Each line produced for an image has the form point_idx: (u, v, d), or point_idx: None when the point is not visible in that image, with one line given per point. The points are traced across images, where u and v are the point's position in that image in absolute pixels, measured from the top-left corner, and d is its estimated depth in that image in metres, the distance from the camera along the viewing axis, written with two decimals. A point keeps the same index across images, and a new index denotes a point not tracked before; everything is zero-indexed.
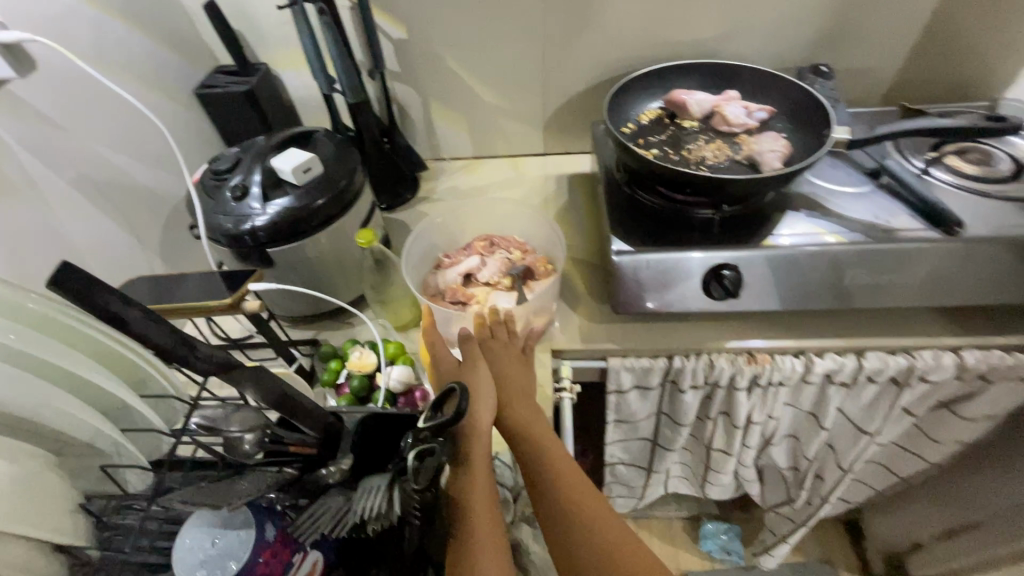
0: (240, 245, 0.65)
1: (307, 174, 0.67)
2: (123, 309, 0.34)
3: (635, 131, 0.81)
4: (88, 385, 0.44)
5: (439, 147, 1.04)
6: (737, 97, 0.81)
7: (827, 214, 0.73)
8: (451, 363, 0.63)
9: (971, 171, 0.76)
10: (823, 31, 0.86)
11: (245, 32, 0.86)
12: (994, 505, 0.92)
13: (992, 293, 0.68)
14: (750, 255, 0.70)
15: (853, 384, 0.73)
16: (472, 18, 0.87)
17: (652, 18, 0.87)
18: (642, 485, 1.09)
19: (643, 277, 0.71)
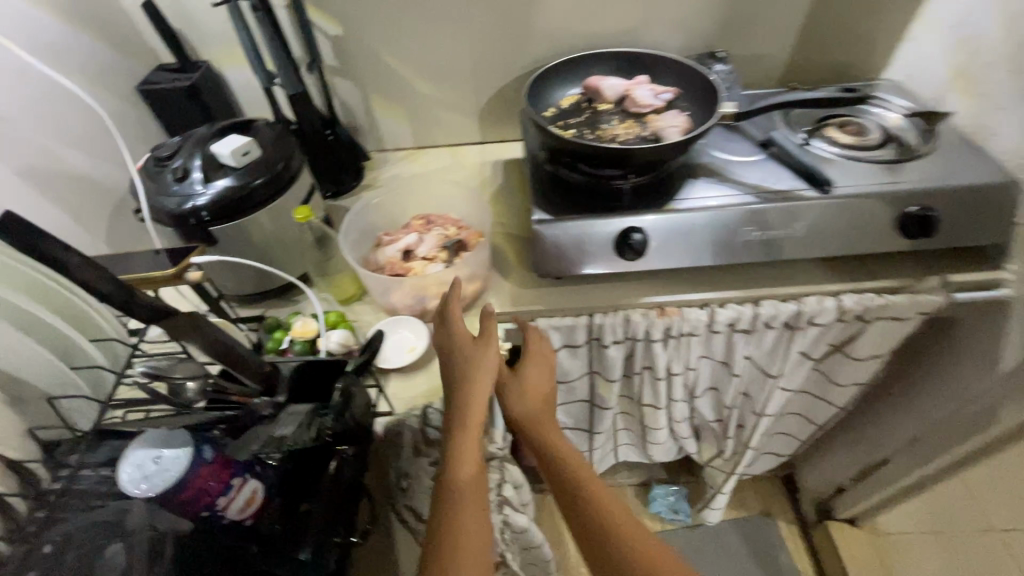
0: (184, 224, 0.69)
1: (246, 157, 0.72)
2: (65, 255, 0.40)
3: (556, 114, 0.89)
4: (54, 331, 0.58)
5: (381, 138, 1.10)
6: (646, 81, 0.89)
7: (724, 179, 0.82)
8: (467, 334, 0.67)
9: (846, 141, 0.86)
10: (721, 22, 0.96)
11: (186, 31, 0.91)
12: (897, 439, 1.03)
13: (860, 242, 0.78)
14: (655, 219, 0.78)
15: (752, 330, 0.82)
16: (403, 15, 0.93)
17: (569, 12, 0.95)
18: (588, 449, 1.17)
19: (562, 245, 0.79)
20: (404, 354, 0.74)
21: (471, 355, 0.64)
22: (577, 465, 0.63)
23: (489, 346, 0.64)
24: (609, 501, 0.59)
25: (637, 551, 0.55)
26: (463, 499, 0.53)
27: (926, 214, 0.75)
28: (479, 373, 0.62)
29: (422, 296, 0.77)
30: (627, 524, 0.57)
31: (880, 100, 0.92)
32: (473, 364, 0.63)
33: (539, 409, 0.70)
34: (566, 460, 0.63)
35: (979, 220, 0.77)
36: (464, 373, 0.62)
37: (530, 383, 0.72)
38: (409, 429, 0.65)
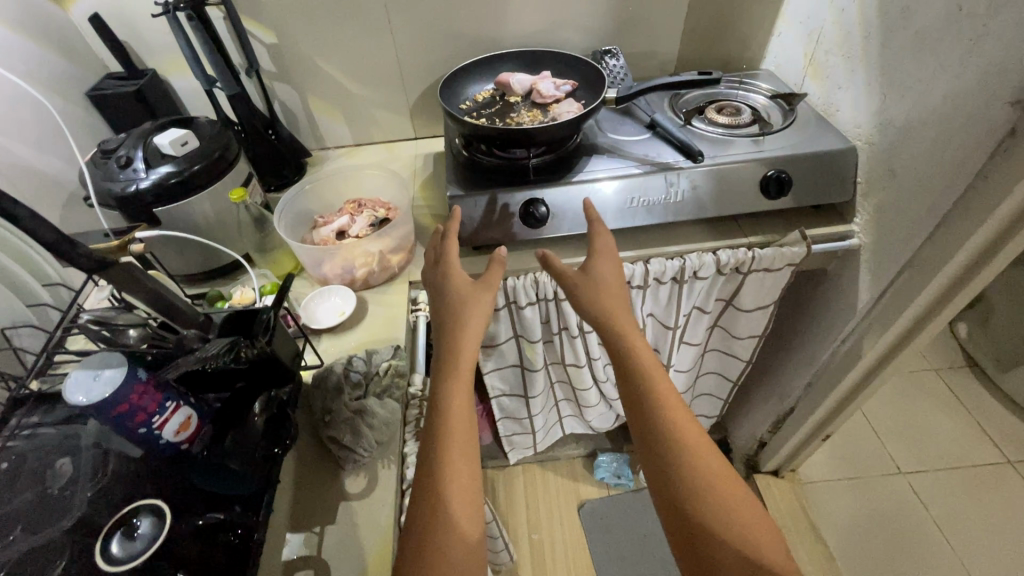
0: (128, 206, 0.78)
1: (184, 147, 0.81)
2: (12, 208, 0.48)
3: (471, 106, 1.01)
4: (16, 278, 0.67)
5: (322, 137, 1.20)
6: (549, 76, 1.02)
7: (614, 154, 0.94)
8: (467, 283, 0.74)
9: (722, 120, 1.00)
10: (615, 24, 1.10)
11: (133, 42, 1.00)
12: (796, 386, 1.16)
13: (728, 205, 0.91)
14: (555, 190, 0.90)
15: (647, 286, 0.94)
16: (333, 24, 1.04)
17: (482, 19, 1.07)
18: (527, 415, 1.27)
19: (479, 215, 0.90)
20: (334, 316, 0.83)
21: (465, 298, 0.71)
22: (642, 361, 0.68)
23: (489, 290, 0.72)
24: (665, 394, 0.66)
25: (678, 442, 0.63)
26: (450, 423, 0.60)
27: (779, 176, 0.89)
28: (467, 318, 0.69)
29: (350, 265, 0.87)
30: (675, 418, 0.65)
31: (753, 87, 1.06)
32: (467, 308, 0.70)
33: (615, 302, 0.74)
34: (633, 355, 0.69)
35: (826, 180, 0.90)
36: (458, 314, 0.69)
37: (601, 279, 0.76)
38: (334, 370, 0.74)
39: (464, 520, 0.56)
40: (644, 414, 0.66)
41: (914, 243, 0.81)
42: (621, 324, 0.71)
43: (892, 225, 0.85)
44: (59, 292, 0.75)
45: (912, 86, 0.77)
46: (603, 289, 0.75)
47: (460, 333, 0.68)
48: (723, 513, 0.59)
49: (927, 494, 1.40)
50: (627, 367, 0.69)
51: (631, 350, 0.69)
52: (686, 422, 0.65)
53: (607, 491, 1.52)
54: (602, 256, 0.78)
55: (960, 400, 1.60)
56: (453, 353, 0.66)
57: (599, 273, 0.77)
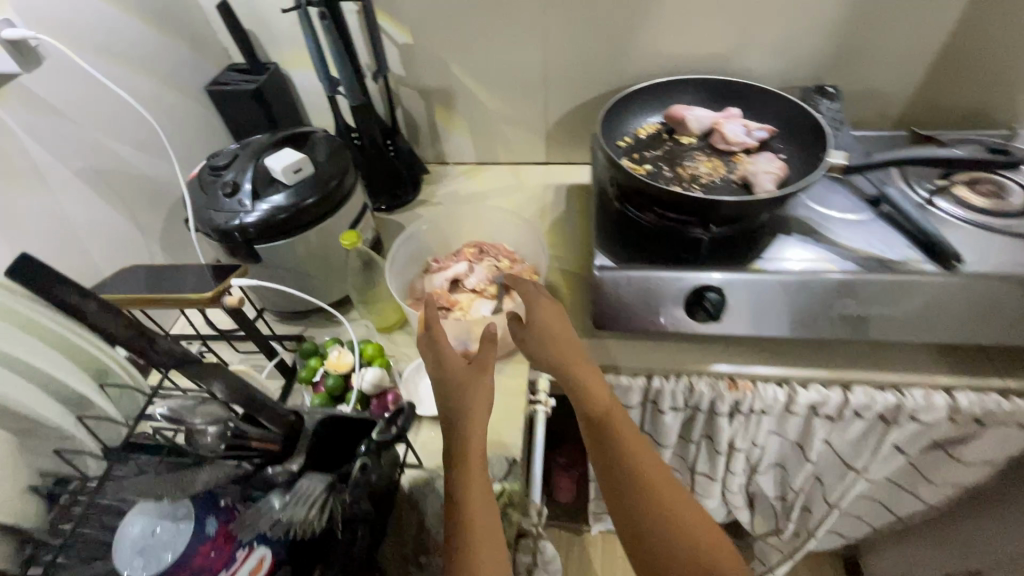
0: (230, 240, 0.67)
1: (298, 174, 0.68)
2: (73, 297, 0.37)
3: (631, 144, 0.81)
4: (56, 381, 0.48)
5: (442, 151, 1.05)
6: (738, 115, 0.79)
7: (821, 238, 0.71)
8: (459, 362, 0.57)
9: (979, 203, 0.72)
10: (833, 53, 0.84)
11: (258, 33, 0.89)
12: (997, 554, 0.88)
13: (989, 333, 0.64)
14: (739, 278, 0.68)
15: (837, 418, 0.71)
16: (475, 26, 0.87)
17: (658, 32, 0.86)
18: None
19: (622, 296, 0.70)
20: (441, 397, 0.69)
21: (461, 380, 0.55)
22: (618, 427, 0.57)
23: (484, 374, 0.55)
24: (650, 469, 0.56)
25: (673, 514, 0.54)
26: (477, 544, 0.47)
27: None
28: (468, 404, 0.53)
29: (465, 337, 0.71)
30: (664, 486, 0.56)
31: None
32: (465, 396, 0.54)
33: (574, 349, 0.61)
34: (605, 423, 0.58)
35: None
36: (455, 398, 0.54)
37: (547, 327, 0.61)
38: (437, 491, 0.60)
39: None
40: (624, 495, 0.56)
41: None
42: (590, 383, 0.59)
43: None
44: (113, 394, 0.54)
45: None
46: (556, 339, 0.60)
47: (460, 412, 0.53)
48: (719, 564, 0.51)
49: None
50: (606, 439, 0.57)
51: (607, 414, 0.58)
52: (681, 498, 0.55)
53: None
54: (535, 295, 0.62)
55: None
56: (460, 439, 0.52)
57: (550, 327, 0.61)
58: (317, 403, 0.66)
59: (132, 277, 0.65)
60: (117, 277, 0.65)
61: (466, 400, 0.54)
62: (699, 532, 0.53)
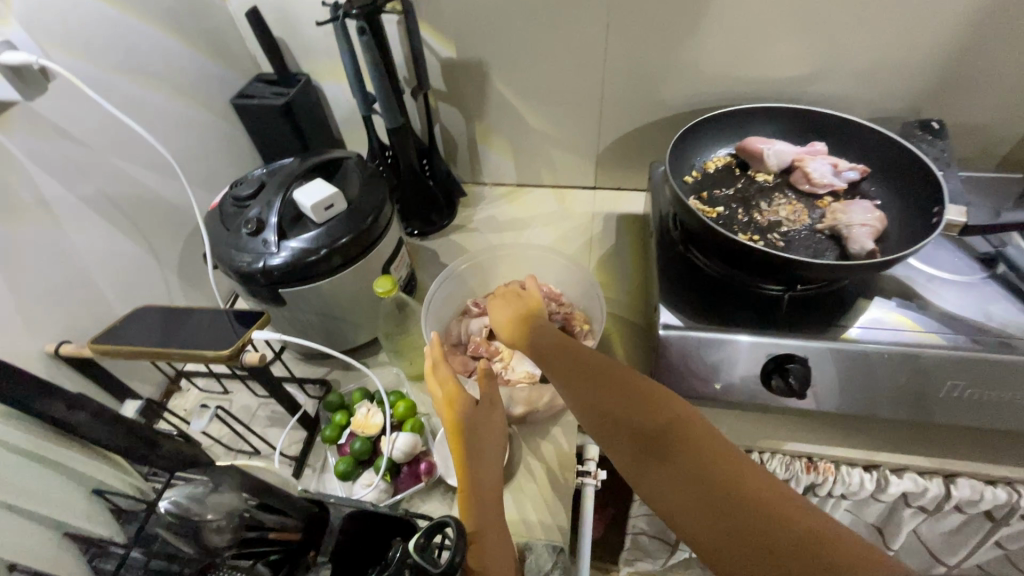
0: (252, 283, 0.60)
1: (329, 211, 0.61)
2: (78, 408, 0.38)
3: (700, 180, 0.72)
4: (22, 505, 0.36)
5: (481, 171, 0.97)
6: (824, 151, 0.70)
7: (924, 304, 0.61)
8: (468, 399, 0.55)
9: None
10: (937, 80, 0.73)
11: (289, 41, 0.82)
12: None
13: None
14: (826, 349, 0.58)
15: (933, 510, 0.62)
16: (527, 41, 0.79)
17: (733, 51, 0.76)
18: (666, 555, 1.01)
19: (687, 359, 0.61)
20: None
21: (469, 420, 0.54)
22: (607, 374, 0.45)
23: (492, 410, 0.57)
24: (652, 402, 0.41)
25: (700, 450, 0.37)
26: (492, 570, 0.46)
27: None
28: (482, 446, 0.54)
29: (507, 400, 0.63)
30: (681, 414, 0.40)
31: None
32: (477, 436, 0.54)
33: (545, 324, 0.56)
34: (590, 373, 0.46)
35: None
36: (467, 438, 0.54)
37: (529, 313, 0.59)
38: None
39: None
40: (672, 493, 0.36)
41: None
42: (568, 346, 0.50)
43: None
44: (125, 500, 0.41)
45: None
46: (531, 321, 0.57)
47: (473, 454, 0.53)
48: (828, 545, 0.30)
49: None
50: (577, 376, 0.47)
51: (587, 364, 0.47)
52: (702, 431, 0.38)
53: None
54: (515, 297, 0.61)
55: None
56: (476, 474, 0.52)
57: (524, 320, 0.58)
58: (340, 469, 0.59)
59: (145, 320, 0.59)
60: (129, 322, 0.59)
61: (477, 442, 0.54)
62: (742, 459, 0.36)
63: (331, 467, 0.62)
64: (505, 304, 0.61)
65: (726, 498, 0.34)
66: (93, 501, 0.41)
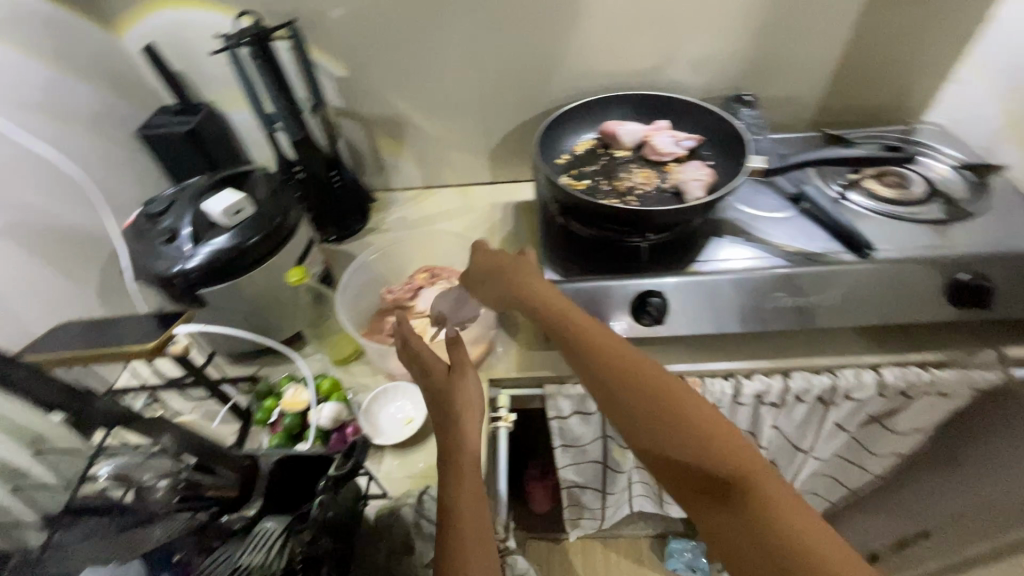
0: (171, 287, 0.65)
1: (238, 215, 0.68)
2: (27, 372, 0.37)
3: (569, 161, 0.84)
4: None
5: (388, 179, 1.06)
6: (666, 127, 0.84)
7: (751, 238, 0.76)
8: (439, 368, 0.60)
9: (886, 194, 0.79)
10: (747, 64, 0.90)
11: (188, 73, 0.88)
12: (942, 515, 0.95)
13: (909, 314, 0.69)
14: (676, 283, 0.71)
15: (782, 403, 0.76)
16: (411, 56, 0.89)
17: (586, 53, 0.90)
18: (600, 506, 1.11)
19: (570, 307, 0.73)
20: (400, 426, 0.69)
21: (440, 390, 0.58)
22: (666, 405, 0.47)
23: (465, 376, 0.58)
24: (724, 450, 0.43)
25: (774, 514, 0.40)
26: (466, 544, 0.45)
27: (982, 283, 0.67)
28: (461, 411, 0.55)
29: None
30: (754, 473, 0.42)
31: (925, 149, 0.85)
32: (454, 400, 0.56)
33: (593, 325, 0.55)
34: (648, 400, 0.48)
35: None
36: (443, 405, 0.56)
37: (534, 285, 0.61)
38: (404, 518, 0.60)
39: None
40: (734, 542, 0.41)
41: None
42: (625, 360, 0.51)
43: None
44: (60, 457, 0.43)
45: None
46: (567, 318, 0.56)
47: (448, 420, 0.55)
48: None
49: None
50: (636, 402, 0.48)
51: (645, 385, 0.49)
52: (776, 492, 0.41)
53: None
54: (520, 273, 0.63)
55: None
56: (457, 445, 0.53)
57: (560, 308, 0.58)
58: (275, 443, 0.66)
59: (68, 333, 0.63)
60: (52, 335, 0.62)
61: (450, 408, 0.56)
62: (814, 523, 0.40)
63: (265, 446, 0.68)
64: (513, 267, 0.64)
65: (793, 559, 0.38)
66: (36, 459, 0.41)
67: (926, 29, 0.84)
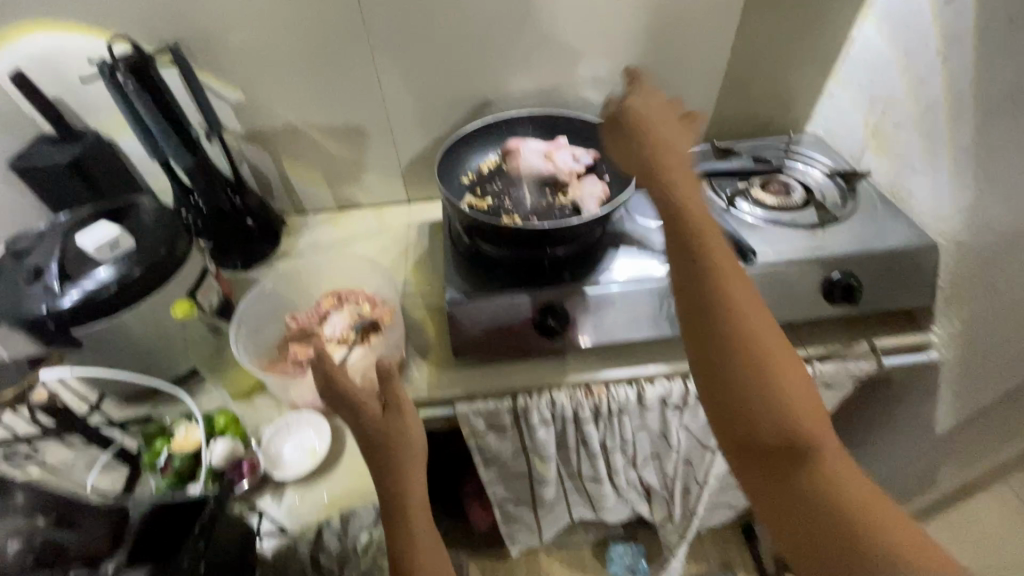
0: (41, 330, 0.61)
1: (115, 250, 0.64)
2: None
3: (474, 180, 0.85)
4: None
5: (300, 202, 1.04)
6: (566, 144, 0.86)
7: (645, 247, 0.79)
8: (374, 407, 0.54)
9: (769, 201, 0.85)
10: (641, 83, 0.95)
11: (68, 100, 0.84)
12: None
13: (786, 312, 0.76)
14: (576, 295, 0.73)
15: (685, 404, 0.79)
16: (311, 78, 0.88)
17: (489, 74, 0.92)
18: (535, 519, 1.11)
19: (475, 323, 0.73)
20: (302, 454, 0.67)
21: (382, 434, 0.53)
22: (781, 380, 0.46)
23: (404, 413, 0.54)
24: (821, 442, 0.45)
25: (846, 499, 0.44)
26: None
27: (849, 281, 0.74)
28: (405, 457, 0.53)
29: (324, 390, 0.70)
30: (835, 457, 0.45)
31: (803, 158, 0.92)
32: (397, 445, 0.53)
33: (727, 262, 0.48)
34: (765, 371, 0.46)
35: (900, 283, 0.76)
36: (386, 451, 0.53)
37: (689, 181, 0.50)
38: (301, 553, 0.61)
39: None
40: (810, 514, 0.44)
41: (1016, 375, 0.66)
42: (752, 321, 0.47)
43: (990, 344, 0.69)
44: None
45: (1021, 184, 0.63)
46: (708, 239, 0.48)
47: (393, 466, 0.52)
48: None
49: None
50: (757, 364, 0.46)
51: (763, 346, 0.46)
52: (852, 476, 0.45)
53: None
54: (673, 160, 0.51)
55: None
56: (399, 494, 0.53)
57: (702, 225, 0.49)
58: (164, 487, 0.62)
59: None
60: None
61: (396, 454, 0.53)
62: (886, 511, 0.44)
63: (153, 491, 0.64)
64: (666, 158, 0.51)
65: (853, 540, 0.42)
66: None
67: (795, 48, 0.91)
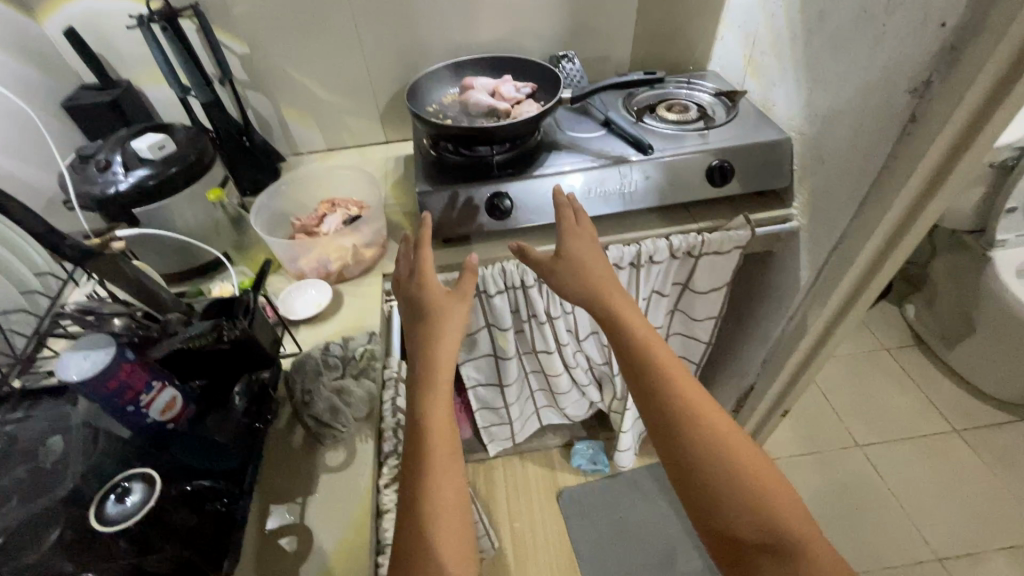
0: (108, 207, 0.81)
1: (161, 150, 0.85)
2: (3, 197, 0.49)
3: (437, 109, 1.07)
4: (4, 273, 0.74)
5: (296, 143, 1.25)
6: (510, 80, 1.08)
7: (573, 150, 1.01)
8: (440, 288, 0.73)
9: (671, 117, 1.07)
10: (571, 31, 1.18)
11: (105, 53, 1.04)
12: (755, 363, 1.24)
13: (680, 193, 0.99)
14: (517, 183, 0.95)
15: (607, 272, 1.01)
16: (303, 33, 1.09)
17: (447, 27, 1.14)
18: (504, 405, 1.32)
19: (441, 207, 0.95)
20: (310, 307, 0.88)
21: (440, 306, 0.71)
22: (664, 361, 0.69)
23: (463, 300, 0.72)
24: (717, 437, 0.64)
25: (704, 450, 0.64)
26: (433, 425, 0.62)
27: (723, 165, 0.96)
28: (446, 327, 0.69)
29: (324, 259, 0.91)
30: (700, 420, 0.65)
31: (701, 88, 1.15)
32: (446, 316, 0.70)
33: (618, 297, 0.75)
34: (694, 410, 0.66)
35: (767, 168, 0.98)
36: (434, 319, 0.70)
37: (574, 253, 0.79)
38: (313, 357, 0.79)
39: (441, 445, 0.61)
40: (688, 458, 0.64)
41: (843, 223, 0.89)
42: (699, 408, 0.66)
43: (826, 206, 0.93)
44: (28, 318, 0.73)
45: (832, 79, 0.86)
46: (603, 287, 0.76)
47: (437, 331, 0.68)
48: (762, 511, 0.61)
49: (883, 465, 1.48)
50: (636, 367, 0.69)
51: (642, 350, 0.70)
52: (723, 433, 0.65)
53: (584, 477, 1.57)
54: (573, 232, 0.82)
55: (914, 379, 1.68)
56: (428, 351, 0.67)
57: (589, 276, 0.77)
58: None
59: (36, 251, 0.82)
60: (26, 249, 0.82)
61: (441, 323, 0.69)
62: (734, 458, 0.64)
63: None
64: (580, 250, 0.80)
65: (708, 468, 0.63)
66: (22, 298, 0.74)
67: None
